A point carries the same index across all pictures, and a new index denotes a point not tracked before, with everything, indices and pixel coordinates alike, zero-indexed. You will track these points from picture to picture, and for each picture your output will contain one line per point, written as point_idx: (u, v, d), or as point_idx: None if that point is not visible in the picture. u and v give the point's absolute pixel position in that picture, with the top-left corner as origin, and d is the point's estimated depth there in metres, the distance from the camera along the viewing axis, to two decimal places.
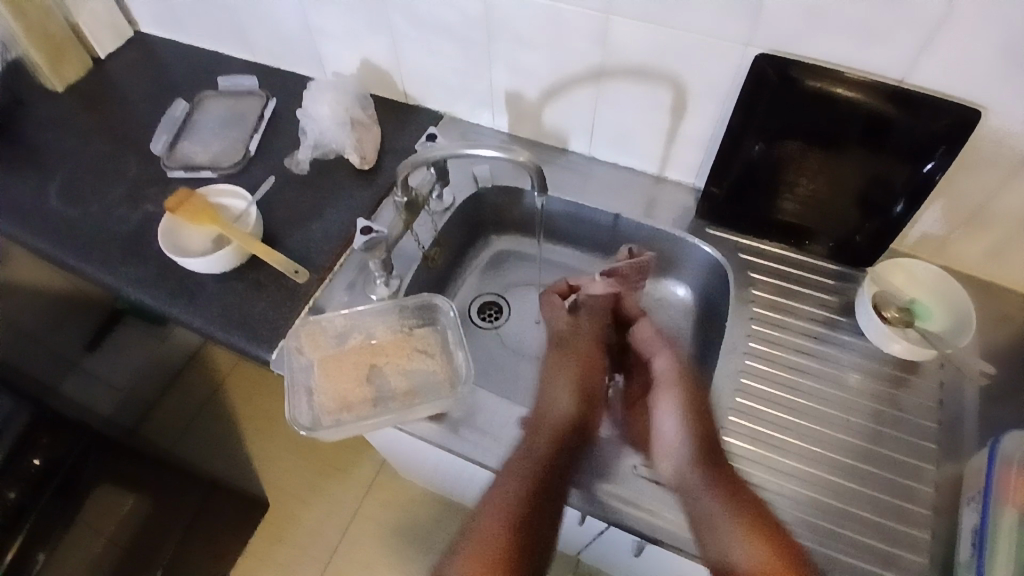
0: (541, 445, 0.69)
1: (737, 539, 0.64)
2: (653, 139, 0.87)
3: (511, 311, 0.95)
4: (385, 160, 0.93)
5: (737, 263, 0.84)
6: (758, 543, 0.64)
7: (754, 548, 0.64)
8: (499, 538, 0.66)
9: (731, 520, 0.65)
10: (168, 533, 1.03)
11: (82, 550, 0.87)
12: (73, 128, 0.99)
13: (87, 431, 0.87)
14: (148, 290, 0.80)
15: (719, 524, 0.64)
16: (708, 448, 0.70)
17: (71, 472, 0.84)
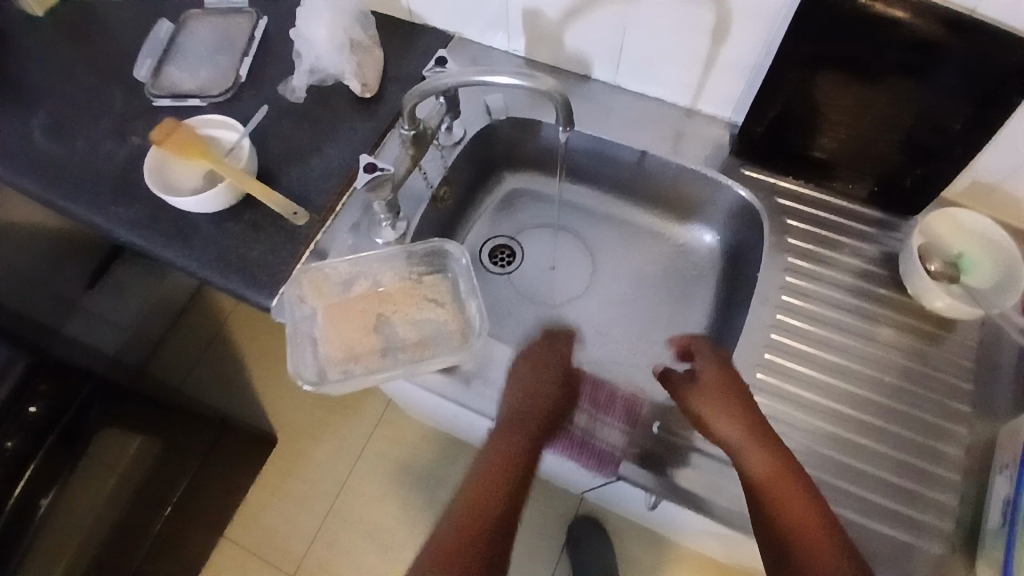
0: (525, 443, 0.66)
1: (749, 448, 0.60)
2: (685, 65, 0.78)
3: (524, 254, 0.90)
4: (388, 88, 0.85)
5: (771, 207, 0.78)
6: (762, 451, 0.60)
7: (759, 456, 0.60)
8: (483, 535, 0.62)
9: (742, 435, 0.61)
10: (184, 470, 1.07)
11: (94, 491, 0.91)
12: (50, 51, 0.92)
13: (88, 377, 0.89)
14: (140, 232, 0.75)
15: (744, 448, 0.61)
16: (758, 433, 0.61)
17: (75, 419, 0.86)
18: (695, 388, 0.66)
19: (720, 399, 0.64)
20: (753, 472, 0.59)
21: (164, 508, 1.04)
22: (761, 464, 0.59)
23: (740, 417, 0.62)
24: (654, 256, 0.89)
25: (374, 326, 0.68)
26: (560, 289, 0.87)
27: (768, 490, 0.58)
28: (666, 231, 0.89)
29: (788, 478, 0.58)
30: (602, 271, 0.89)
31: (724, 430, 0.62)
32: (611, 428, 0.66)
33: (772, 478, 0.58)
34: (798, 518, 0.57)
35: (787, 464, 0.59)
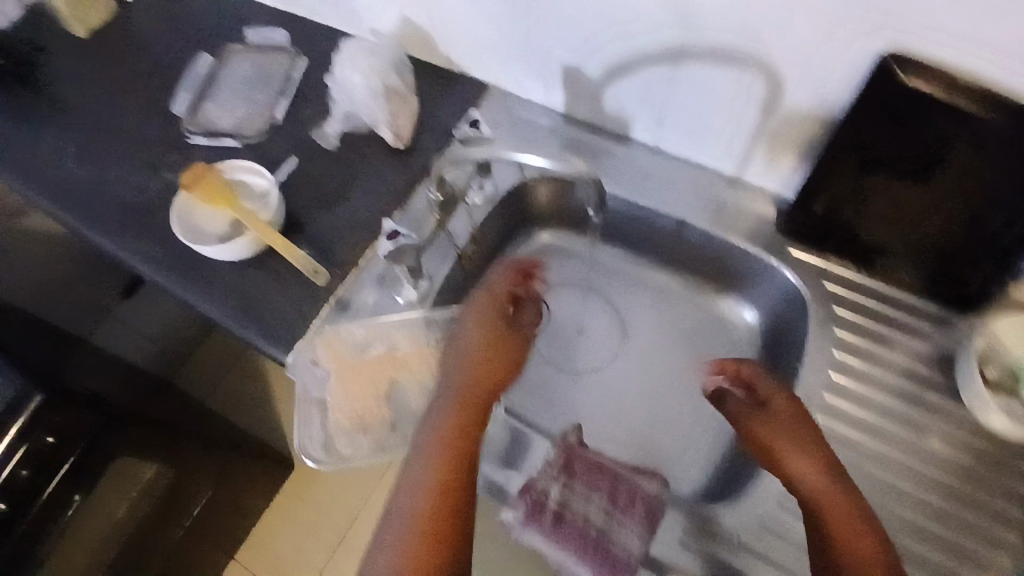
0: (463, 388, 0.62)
1: (807, 468, 0.59)
2: (732, 134, 0.74)
3: (550, 314, 0.87)
4: (422, 137, 0.83)
5: (819, 294, 0.74)
6: (823, 475, 0.58)
7: (819, 480, 0.58)
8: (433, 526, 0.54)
9: (808, 459, 0.59)
10: (201, 489, 1.10)
11: (107, 510, 0.92)
12: (98, 82, 0.94)
13: (102, 407, 0.88)
14: (161, 272, 0.75)
15: (808, 468, 0.59)
16: (830, 463, 0.59)
17: (89, 447, 0.86)
18: (760, 412, 0.63)
19: (796, 437, 0.60)
20: (813, 495, 0.58)
21: (181, 523, 1.08)
22: (821, 487, 0.58)
23: (814, 445, 0.60)
24: (688, 327, 0.84)
25: (387, 391, 0.68)
26: (586, 355, 0.84)
27: (823, 512, 0.56)
28: (710, 305, 0.84)
29: (846, 502, 0.57)
30: (632, 338, 0.85)
31: (801, 462, 0.59)
32: (632, 536, 0.59)
33: (829, 501, 0.57)
34: (852, 540, 0.54)
35: (849, 491, 0.58)
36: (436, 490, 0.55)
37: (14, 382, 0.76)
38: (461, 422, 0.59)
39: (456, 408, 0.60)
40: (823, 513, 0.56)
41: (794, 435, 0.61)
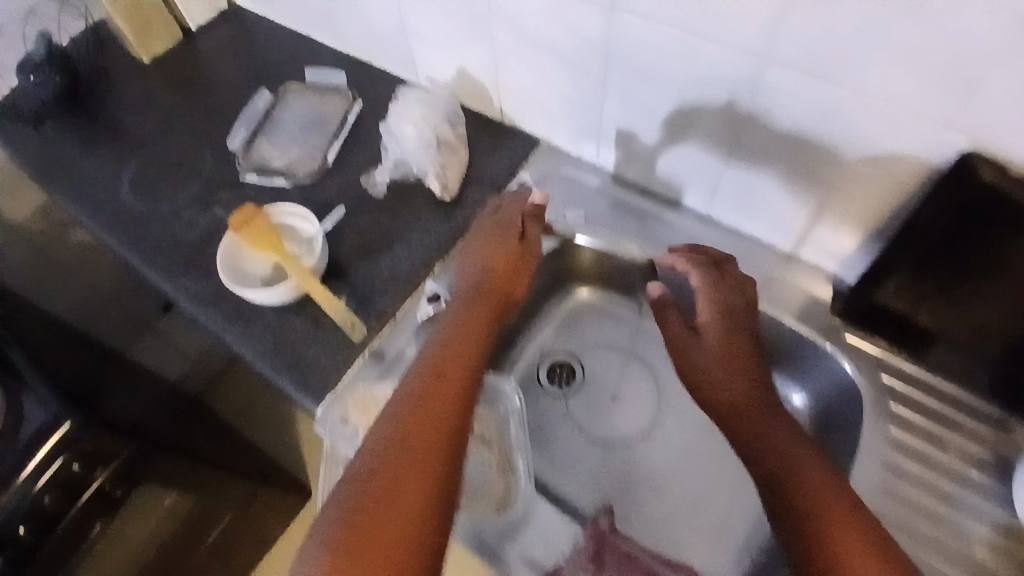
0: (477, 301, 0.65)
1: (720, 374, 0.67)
2: (790, 213, 0.72)
3: (584, 375, 0.85)
4: (468, 189, 0.83)
5: (877, 386, 0.70)
6: (731, 384, 0.66)
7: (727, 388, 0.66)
8: (448, 395, 0.53)
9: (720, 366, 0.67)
10: (220, 517, 1.10)
11: (127, 535, 0.96)
12: (160, 111, 0.97)
13: (137, 436, 0.92)
14: (204, 309, 0.76)
15: (716, 371, 0.67)
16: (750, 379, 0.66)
17: (126, 465, 0.91)
18: (693, 335, 0.71)
19: (722, 348, 0.67)
20: (723, 401, 0.66)
21: (198, 549, 1.08)
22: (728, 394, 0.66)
23: (734, 361, 0.67)
24: None
25: None
26: (621, 422, 0.81)
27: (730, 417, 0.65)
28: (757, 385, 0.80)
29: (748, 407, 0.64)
30: (670, 410, 0.81)
31: (717, 377, 0.67)
32: None
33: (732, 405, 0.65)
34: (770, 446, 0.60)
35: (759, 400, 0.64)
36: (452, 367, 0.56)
37: (47, 410, 0.79)
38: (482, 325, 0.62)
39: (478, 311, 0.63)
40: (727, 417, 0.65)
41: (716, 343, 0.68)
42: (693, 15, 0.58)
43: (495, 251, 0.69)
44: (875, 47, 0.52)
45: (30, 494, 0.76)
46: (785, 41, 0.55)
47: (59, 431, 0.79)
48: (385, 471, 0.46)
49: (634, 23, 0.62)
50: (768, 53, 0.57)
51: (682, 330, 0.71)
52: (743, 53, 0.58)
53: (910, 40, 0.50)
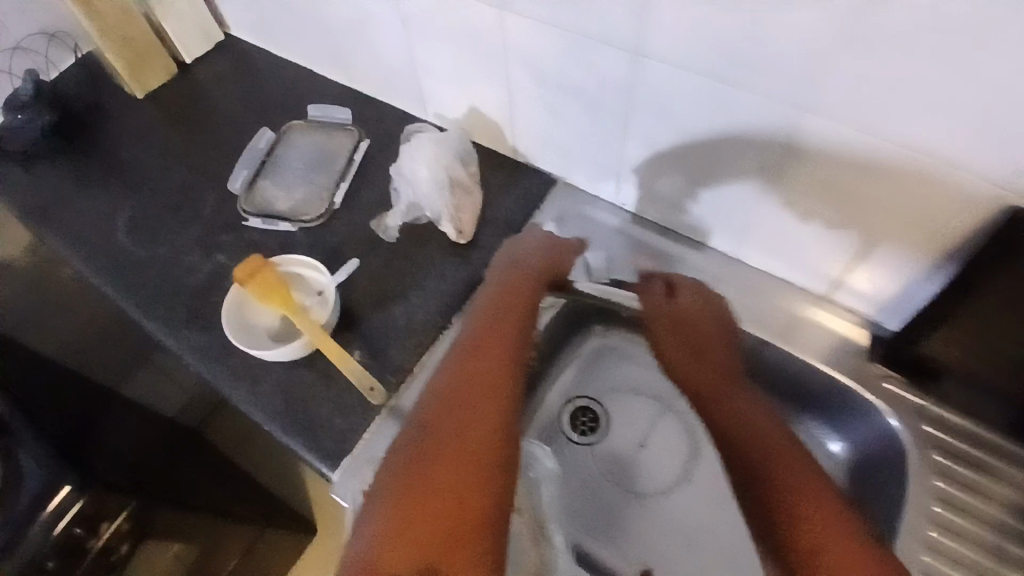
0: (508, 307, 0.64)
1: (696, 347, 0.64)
2: (822, 255, 0.70)
3: (608, 422, 0.81)
4: (484, 231, 0.79)
5: (917, 437, 0.68)
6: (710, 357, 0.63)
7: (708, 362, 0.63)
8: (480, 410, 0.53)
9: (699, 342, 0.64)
10: (226, 558, 1.08)
11: None
12: (156, 148, 0.93)
13: None
14: (208, 365, 0.71)
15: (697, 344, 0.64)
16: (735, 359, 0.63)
17: None
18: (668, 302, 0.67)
19: (707, 326, 0.65)
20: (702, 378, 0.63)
21: None
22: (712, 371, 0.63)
23: (720, 339, 0.64)
24: None
25: None
26: (649, 472, 0.78)
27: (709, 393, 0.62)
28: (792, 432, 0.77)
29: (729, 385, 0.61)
30: (700, 459, 0.78)
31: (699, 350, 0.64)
32: None
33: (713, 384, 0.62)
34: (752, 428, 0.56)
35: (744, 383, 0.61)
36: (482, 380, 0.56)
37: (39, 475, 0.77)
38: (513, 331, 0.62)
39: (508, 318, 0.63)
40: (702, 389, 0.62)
41: (694, 320, 0.65)
42: (727, 61, 0.56)
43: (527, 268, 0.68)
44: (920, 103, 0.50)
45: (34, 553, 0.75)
46: (827, 89, 0.53)
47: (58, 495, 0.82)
48: (426, 448, 0.52)
49: (662, 67, 0.60)
50: (806, 101, 0.55)
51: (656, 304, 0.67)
52: (779, 99, 0.57)
53: (955, 99, 0.49)
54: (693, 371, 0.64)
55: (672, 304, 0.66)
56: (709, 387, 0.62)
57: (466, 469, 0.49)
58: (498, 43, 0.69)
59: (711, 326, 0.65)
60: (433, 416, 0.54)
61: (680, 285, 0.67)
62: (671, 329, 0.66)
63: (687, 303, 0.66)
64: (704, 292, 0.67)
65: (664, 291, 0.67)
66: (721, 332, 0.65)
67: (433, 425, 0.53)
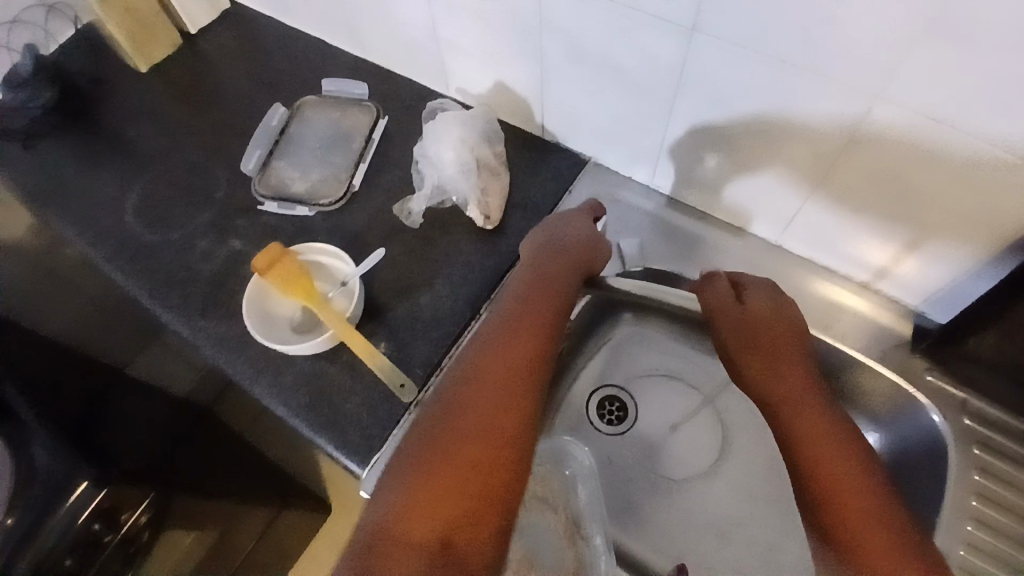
0: (541, 295, 0.62)
1: (764, 360, 0.60)
2: (871, 245, 0.66)
3: (636, 410, 0.78)
4: (511, 216, 0.76)
5: (960, 433, 0.65)
6: (773, 360, 0.60)
7: (768, 366, 0.60)
8: (507, 399, 0.51)
9: (766, 355, 0.61)
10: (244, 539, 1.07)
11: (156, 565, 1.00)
12: (162, 124, 0.89)
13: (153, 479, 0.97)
14: (227, 356, 0.68)
15: (767, 353, 0.61)
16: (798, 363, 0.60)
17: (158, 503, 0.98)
18: (737, 307, 0.63)
19: (773, 335, 0.61)
20: (764, 385, 0.59)
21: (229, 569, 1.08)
22: (771, 378, 0.59)
23: (784, 342, 0.61)
24: None
25: None
26: (678, 462, 0.75)
27: (770, 397, 0.58)
28: None
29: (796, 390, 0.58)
30: (732, 448, 0.74)
31: (762, 364, 0.60)
32: None
33: (777, 388, 0.58)
34: (812, 434, 0.54)
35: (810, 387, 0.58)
36: (512, 365, 0.54)
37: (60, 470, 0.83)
38: (545, 319, 0.60)
39: (541, 305, 0.61)
40: (765, 392, 0.59)
41: (761, 324, 0.62)
42: (796, 47, 0.52)
43: (563, 257, 0.66)
44: (1002, 96, 0.47)
45: (72, 527, 0.83)
46: (906, 80, 0.50)
47: (76, 490, 0.84)
48: (451, 432, 0.49)
49: (717, 47, 0.57)
50: (881, 91, 0.52)
51: (722, 307, 0.63)
52: (851, 89, 0.53)
53: None
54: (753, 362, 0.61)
55: (741, 303, 0.63)
56: (779, 392, 0.58)
57: (493, 464, 0.47)
58: (535, 17, 0.65)
59: (789, 330, 0.62)
60: (458, 400, 0.52)
61: (746, 285, 0.65)
62: (734, 330, 0.62)
63: (761, 305, 0.62)
64: (775, 294, 0.64)
65: (732, 289, 0.64)
66: (798, 337, 0.62)
67: (461, 409, 0.51)
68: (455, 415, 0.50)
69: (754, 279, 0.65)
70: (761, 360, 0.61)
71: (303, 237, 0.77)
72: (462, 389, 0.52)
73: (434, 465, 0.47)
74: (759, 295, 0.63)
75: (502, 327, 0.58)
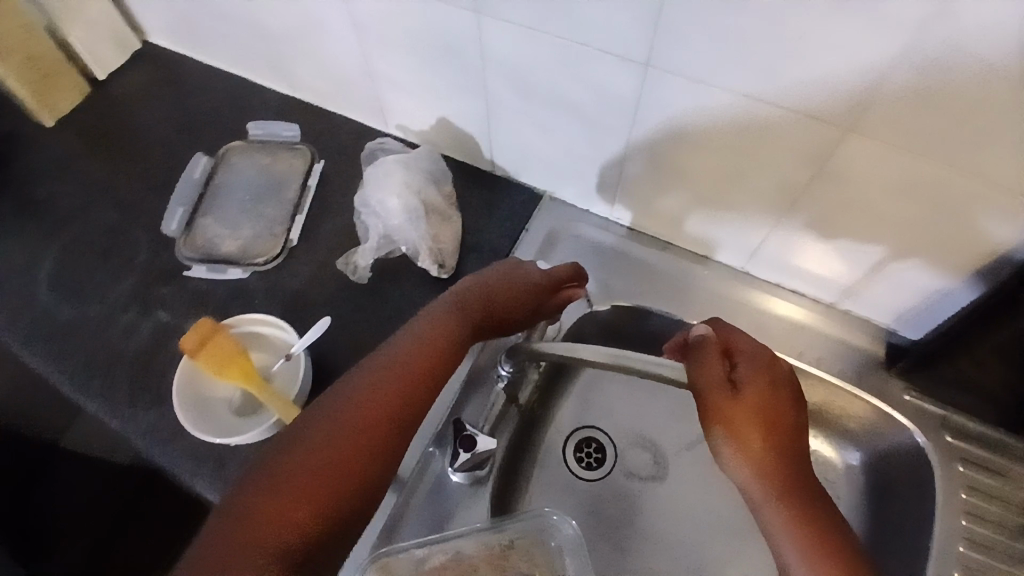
0: (460, 315, 0.56)
1: (752, 451, 0.46)
2: (840, 269, 0.64)
3: (611, 455, 0.72)
4: (466, 260, 0.71)
5: (943, 451, 0.64)
6: (761, 452, 0.46)
7: (756, 462, 0.46)
8: (372, 416, 0.47)
9: (762, 447, 0.46)
10: None
11: None
12: (68, 183, 0.79)
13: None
14: (161, 446, 0.61)
15: (759, 454, 0.46)
16: (797, 452, 0.47)
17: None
18: (731, 393, 0.47)
19: (772, 423, 0.46)
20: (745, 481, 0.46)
21: None
22: (755, 471, 0.46)
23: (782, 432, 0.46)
24: None
25: None
26: (665, 508, 0.70)
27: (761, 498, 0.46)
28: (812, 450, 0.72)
29: (789, 491, 0.45)
30: (717, 483, 0.70)
31: (745, 455, 0.46)
32: None
33: (764, 484, 0.46)
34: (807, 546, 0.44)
35: (801, 476, 0.46)
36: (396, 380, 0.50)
37: None
38: (451, 336, 0.54)
39: (451, 322, 0.55)
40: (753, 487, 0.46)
41: (763, 415, 0.46)
42: (759, 80, 0.49)
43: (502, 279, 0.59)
44: (978, 129, 0.45)
45: None
46: (878, 110, 0.47)
47: None
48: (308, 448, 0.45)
49: (674, 81, 0.53)
50: (853, 123, 0.49)
51: (716, 395, 0.48)
52: (820, 120, 0.50)
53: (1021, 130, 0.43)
54: (754, 451, 0.46)
55: (732, 385, 0.48)
56: (772, 492, 0.45)
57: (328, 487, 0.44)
58: (482, 52, 0.60)
59: (794, 408, 0.47)
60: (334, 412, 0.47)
61: (737, 354, 0.50)
62: (721, 421, 0.47)
63: (759, 388, 0.47)
64: (776, 366, 0.49)
65: (722, 358, 0.49)
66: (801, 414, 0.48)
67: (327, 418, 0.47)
68: (346, 421, 0.47)
69: (748, 341, 0.50)
70: (754, 458, 0.46)
71: (238, 301, 0.69)
72: (335, 397, 0.49)
73: (301, 471, 0.44)
74: (753, 365, 0.48)
75: (403, 336, 0.53)
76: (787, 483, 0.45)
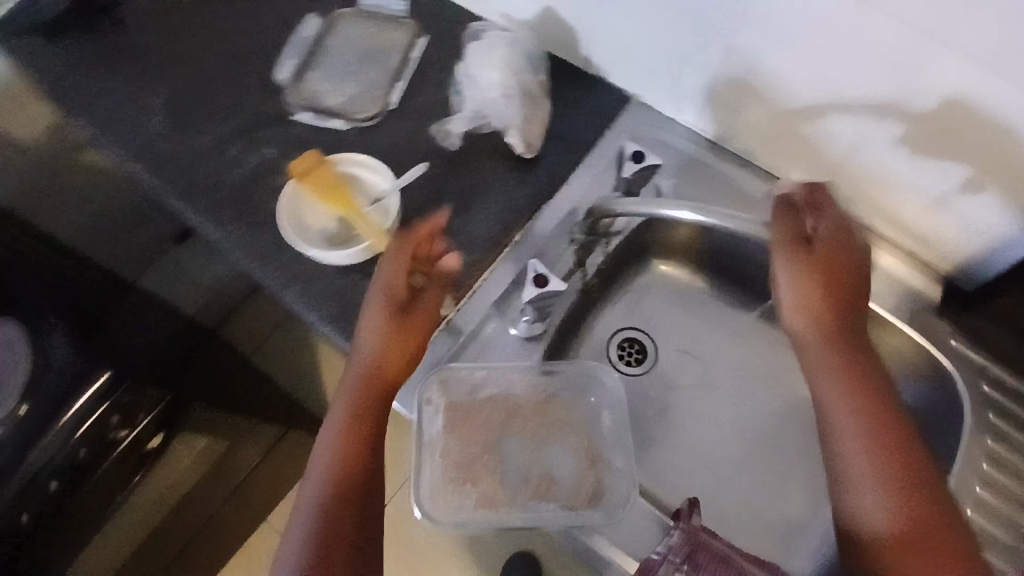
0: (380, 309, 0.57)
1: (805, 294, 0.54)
2: (907, 202, 0.66)
3: (654, 349, 0.77)
4: (549, 146, 0.75)
5: (976, 396, 0.66)
6: (813, 297, 0.54)
7: (807, 304, 0.54)
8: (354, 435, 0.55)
9: (816, 293, 0.54)
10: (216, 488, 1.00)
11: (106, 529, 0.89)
12: (188, 24, 0.85)
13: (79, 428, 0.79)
14: (257, 262, 0.68)
15: (810, 304, 0.54)
16: (851, 297, 0.54)
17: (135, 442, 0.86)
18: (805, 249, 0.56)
19: (831, 285, 0.54)
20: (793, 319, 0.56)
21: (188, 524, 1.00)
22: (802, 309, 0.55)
23: (839, 297, 0.54)
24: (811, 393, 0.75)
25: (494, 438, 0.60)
26: (696, 403, 0.75)
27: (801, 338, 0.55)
28: None
29: (831, 327, 0.54)
30: (750, 393, 0.75)
31: (800, 297, 0.55)
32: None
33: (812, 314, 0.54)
34: (838, 384, 0.53)
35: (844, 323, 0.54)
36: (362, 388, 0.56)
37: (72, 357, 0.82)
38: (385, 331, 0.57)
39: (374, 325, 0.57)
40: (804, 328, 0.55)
41: (829, 274, 0.54)
42: None
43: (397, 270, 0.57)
44: None
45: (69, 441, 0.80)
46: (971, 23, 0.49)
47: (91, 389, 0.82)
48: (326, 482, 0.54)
49: None
50: (946, 37, 0.50)
51: (797, 247, 0.56)
52: (916, 30, 0.51)
53: None
54: (812, 304, 0.54)
55: (808, 241, 0.56)
56: (818, 331, 0.54)
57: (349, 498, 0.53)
58: None
59: (856, 270, 0.55)
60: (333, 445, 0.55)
61: (820, 217, 0.57)
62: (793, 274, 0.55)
63: (828, 244, 0.55)
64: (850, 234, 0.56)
65: (805, 215, 0.57)
66: (861, 282, 0.55)
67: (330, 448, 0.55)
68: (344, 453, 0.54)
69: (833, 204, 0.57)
70: (798, 304, 0.55)
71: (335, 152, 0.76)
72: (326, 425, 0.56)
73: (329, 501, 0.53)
74: (832, 226, 0.56)
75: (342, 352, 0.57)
76: (837, 328, 0.54)
